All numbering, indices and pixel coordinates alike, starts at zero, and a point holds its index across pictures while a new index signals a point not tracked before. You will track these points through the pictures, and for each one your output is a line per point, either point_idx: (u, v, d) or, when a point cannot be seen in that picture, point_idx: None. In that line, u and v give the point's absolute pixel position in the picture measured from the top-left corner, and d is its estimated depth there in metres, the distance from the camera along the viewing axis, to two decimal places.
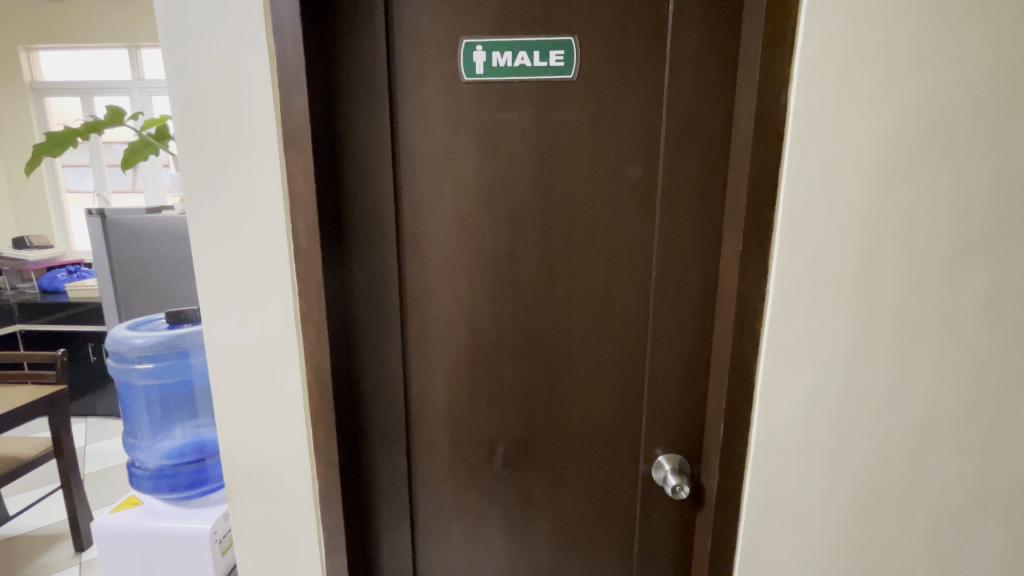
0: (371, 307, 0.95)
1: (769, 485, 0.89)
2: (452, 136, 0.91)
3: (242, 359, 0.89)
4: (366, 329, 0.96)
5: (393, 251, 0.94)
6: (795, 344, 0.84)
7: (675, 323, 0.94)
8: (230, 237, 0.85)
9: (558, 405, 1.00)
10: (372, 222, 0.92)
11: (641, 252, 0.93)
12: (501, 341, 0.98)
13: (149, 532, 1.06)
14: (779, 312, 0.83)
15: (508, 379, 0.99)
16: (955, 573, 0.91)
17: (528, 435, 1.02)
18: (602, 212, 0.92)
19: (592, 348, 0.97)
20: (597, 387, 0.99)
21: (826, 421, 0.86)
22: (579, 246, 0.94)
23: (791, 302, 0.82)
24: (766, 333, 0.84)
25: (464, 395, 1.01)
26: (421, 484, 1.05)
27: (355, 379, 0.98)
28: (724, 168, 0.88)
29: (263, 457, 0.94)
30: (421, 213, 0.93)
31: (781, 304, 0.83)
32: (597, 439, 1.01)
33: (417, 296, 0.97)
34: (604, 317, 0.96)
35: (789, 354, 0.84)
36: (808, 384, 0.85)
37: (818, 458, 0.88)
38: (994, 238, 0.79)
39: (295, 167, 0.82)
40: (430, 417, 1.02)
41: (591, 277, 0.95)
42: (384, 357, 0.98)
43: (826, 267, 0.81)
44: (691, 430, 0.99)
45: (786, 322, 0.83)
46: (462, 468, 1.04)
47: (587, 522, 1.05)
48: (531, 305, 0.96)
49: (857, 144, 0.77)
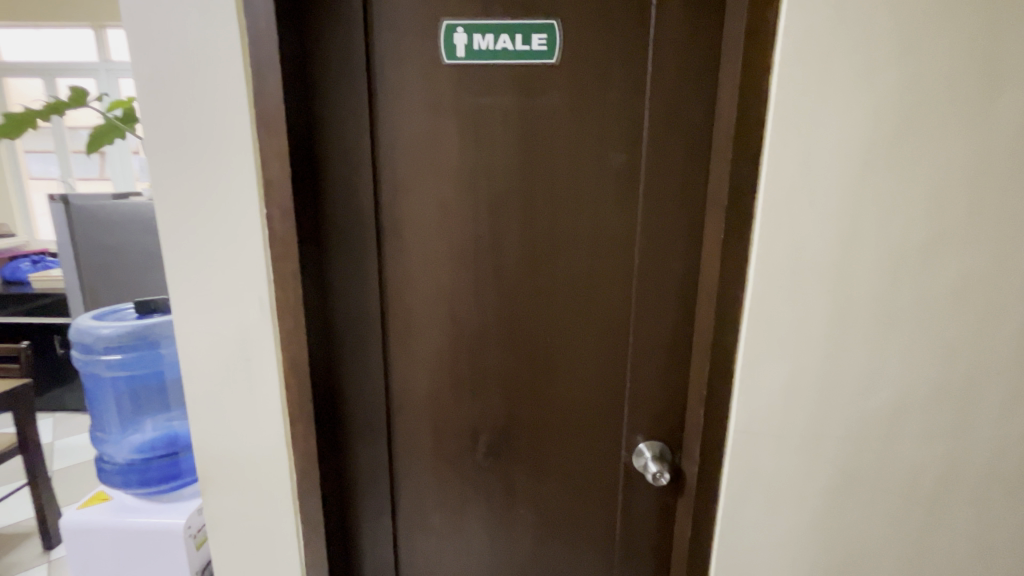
0: (350, 296, 0.93)
1: (746, 471, 0.91)
2: (432, 120, 0.89)
3: (215, 349, 0.86)
4: (344, 319, 0.94)
5: (373, 239, 0.91)
6: (774, 332, 0.85)
7: (657, 311, 0.94)
8: (200, 222, 0.82)
9: (542, 394, 1.00)
10: (349, 209, 0.90)
11: (624, 242, 0.93)
12: (484, 330, 0.97)
13: (120, 527, 1.02)
14: (759, 302, 0.84)
15: (491, 370, 0.99)
16: (922, 554, 0.94)
17: (512, 424, 1.01)
18: (586, 200, 0.92)
19: (575, 336, 0.97)
20: (581, 376, 0.99)
21: (804, 409, 0.88)
22: (564, 235, 0.93)
23: (771, 291, 0.83)
24: (746, 321, 0.85)
25: (446, 386, 0.99)
26: (402, 476, 1.04)
27: (333, 369, 0.96)
28: (706, 157, 0.88)
29: (238, 450, 0.91)
30: (402, 200, 0.91)
31: (761, 292, 0.83)
32: (580, 428, 1.02)
33: (396, 285, 0.95)
34: (589, 306, 0.96)
35: (768, 342, 0.85)
36: (785, 371, 0.86)
37: (795, 444, 0.89)
38: (966, 228, 0.81)
39: (269, 150, 0.79)
40: (411, 406, 1.00)
41: (575, 266, 0.94)
42: (363, 347, 0.96)
43: (805, 256, 0.82)
44: (672, 418, 0.99)
45: (766, 312, 0.84)
46: (444, 458, 1.03)
47: (569, 511, 1.06)
48: (514, 294, 0.95)
49: (836, 134, 0.78)
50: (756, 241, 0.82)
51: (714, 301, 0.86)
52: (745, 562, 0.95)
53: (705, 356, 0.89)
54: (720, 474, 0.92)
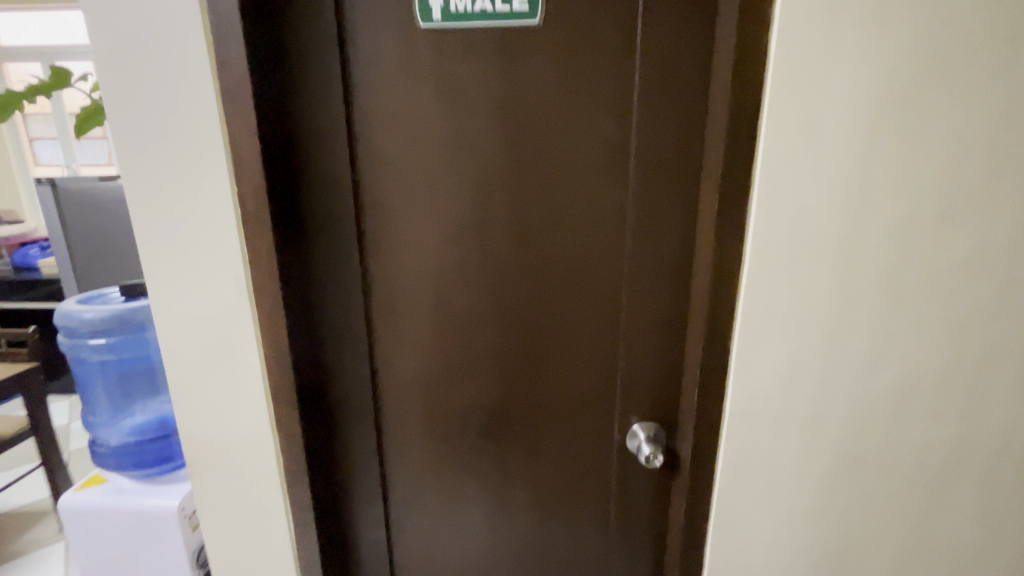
0: (331, 276, 0.90)
1: (743, 451, 0.87)
2: (410, 88, 0.84)
3: (194, 332, 0.85)
4: (326, 300, 0.91)
5: (352, 217, 0.88)
6: (772, 307, 0.80)
7: (651, 288, 0.90)
8: (171, 202, 0.79)
9: (533, 374, 0.97)
10: (326, 186, 0.86)
11: (616, 216, 0.88)
12: (472, 309, 0.94)
13: (117, 509, 1.03)
14: (756, 276, 0.79)
15: (481, 350, 0.96)
16: (927, 536, 0.91)
17: (503, 404, 0.99)
18: (577, 171, 0.87)
19: (566, 314, 0.94)
20: (573, 355, 0.96)
21: (804, 388, 0.84)
22: (552, 208, 0.88)
23: (769, 263, 0.78)
24: (742, 296, 0.81)
25: (434, 366, 0.97)
26: (393, 458, 1.03)
27: (318, 350, 0.94)
28: (702, 123, 0.82)
29: (223, 434, 0.90)
30: (381, 175, 0.87)
31: (758, 265, 0.79)
32: (572, 409, 0.99)
33: (380, 263, 0.92)
34: (580, 283, 0.92)
35: (765, 317, 0.81)
36: (785, 350, 0.82)
37: (794, 425, 0.86)
38: (980, 193, 0.75)
39: (236, 124, 0.76)
40: (399, 388, 0.98)
41: (565, 241, 0.90)
42: (347, 329, 0.93)
43: (806, 228, 0.77)
44: (667, 398, 0.96)
45: (764, 286, 0.79)
46: (434, 440, 1.01)
47: (564, 492, 1.04)
48: (502, 271, 0.92)
49: (842, 93, 0.71)
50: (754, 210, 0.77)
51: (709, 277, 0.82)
52: (741, 544, 0.92)
53: (700, 334, 0.85)
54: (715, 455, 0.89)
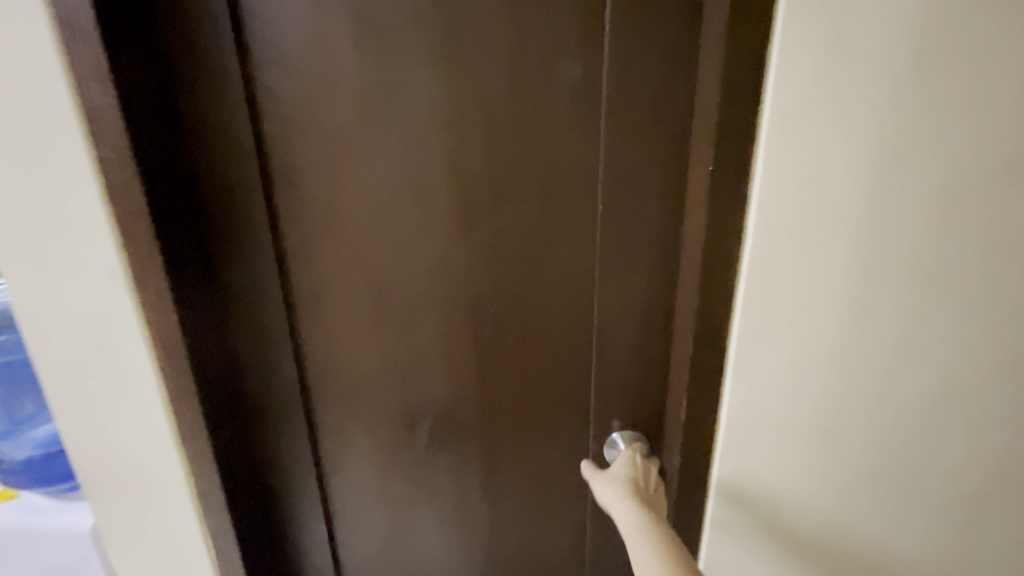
0: (239, 262, 0.74)
1: (746, 452, 0.76)
2: (319, 21, 0.66)
3: (65, 333, 0.69)
4: (236, 291, 0.76)
5: (257, 188, 0.71)
6: (781, 283, 0.68)
7: (629, 269, 0.75)
8: (11, 171, 0.62)
9: (491, 374, 0.82)
10: (223, 150, 0.69)
11: (590, 183, 0.73)
12: (415, 299, 0.78)
13: (19, 530, 0.90)
14: (761, 247, 0.67)
15: (445, 346, 0.80)
16: (936, 539, 0.82)
17: (458, 410, 0.84)
18: (544, 126, 0.70)
19: (529, 303, 0.78)
20: (538, 351, 0.80)
21: (811, 378, 0.72)
22: (506, 173, 0.72)
23: (776, 232, 0.66)
24: (744, 271, 0.68)
25: (390, 367, 0.81)
26: (336, 474, 0.88)
27: (239, 350, 0.79)
28: (690, 69, 0.67)
29: (118, 452, 0.75)
30: (289, 135, 0.70)
31: (762, 234, 0.67)
32: (539, 415, 0.84)
33: (307, 245, 0.75)
34: (553, 266, 0.76)
35: (773, 296, 0.69)
36: (790, 336, 0.70)
37: (799, 421, 0.74)
38: (1010, 152, 0.65)
39: (85, 68, 0.58)
40: (333, 392, 0.83)
41: (524, 215, 0.74)
42: (263, 324, 0.78)
43: (817, 190, 0.65)
44: (649, 398, 0.82)
45: (771, 258, 0.67)
46: (380, 452, 0.87)
47: (531, 507, 0.90)
48: (450, 252, 0.75)
49: (864, 28, 0.59)
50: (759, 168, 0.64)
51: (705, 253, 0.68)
52: (734, 554, 0.82)
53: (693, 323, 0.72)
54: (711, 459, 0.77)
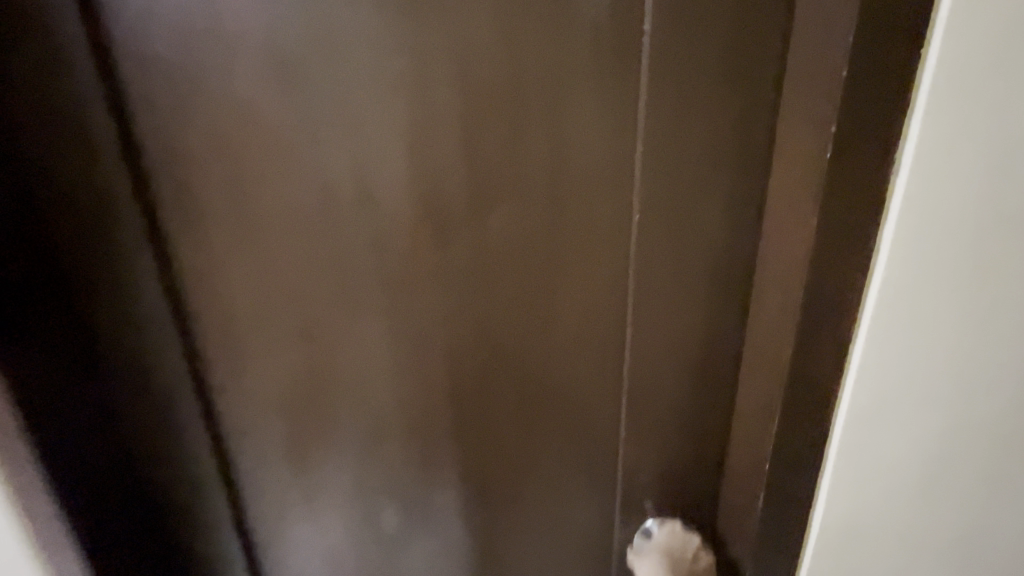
0: (109, 301, 0.52)
1: (856, 539, 0.55)
2: None
3: None
4: (112, 340, 0.53)
5: (124, 195, 0.48)
6: (924, 316, 0.48)
7: (675, 298, 0.55)
8: None
9: (488, 437, 0.61)
10: (62, 140, 0.46)
11: (628, 177, 0.51)
12: (387, 341, 0.56)
13: None
14: (899, 267, 0.46)
15: (448, 393, 0.59)
16: None
17: (445, 483, 0.63)
18: (563, 95, 0.48)
19: (542, 343, 0.57)
20: (553, 405, 0.60)
21: (945, 438, 0.53)
22: (504, 168, 0.50)
23: (923, 244, 0.45)
24: (871, 302, 0.47)
25: (373, 423, 0.60)
26: (291, 564, 0.67)
27: (131, 415, 0.57)
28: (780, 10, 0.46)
29: None
30: (168, 115, 0.47)
31: (904, 248, 0.46)
32: (552, 488, 0.63)
33: (219, 271, 0.52)
34: (575, 289, 0.55)
35: (910, 334, 0.48)
36: (925, 384, 0.50)
37: (923, 496, 0.55)
38: None
39: None
40: (269, 468, 0.61)
41: (531, 227, 0.52)
42: (157, 384, 0.55)
43: (986, 180, 0.44)
44: (700, 464, 0.62)
45: (914, 282, 0.46)
46: (341, 543, 0.65)
47: None
48: (431, 277, 0.54)
49: None
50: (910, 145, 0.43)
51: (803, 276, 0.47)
52: None
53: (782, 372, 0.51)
54: (804, 551, 0.56)
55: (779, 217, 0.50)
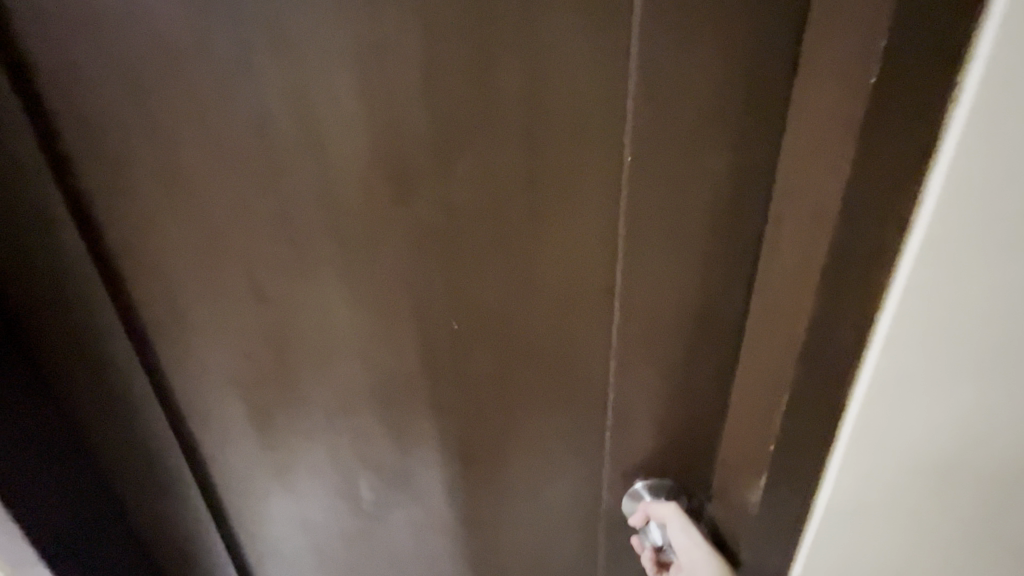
0: (39, 280, 0.48)
1: (864, 517, 0.51)
2: None
3: None
4: (48, 321, 0.50)
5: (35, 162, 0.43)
6: (973, 280, 0.38)
7: (667, 274, 0.48)
8: None
9: (466, 416, 0.58)
10: None
11: (613, 119, 0.43)
12: (344, 314, 0.51)
13: None
14: (947, 226, 0.36)
15: (419, 370, 0.55)
16: None
17: (425, 457, 0.61)
18: (533, 32, 0.40)
19: (519, 317, 0.52)
20: (532, 382, 0.56)
21: (983, 428, 0.45)
22: (467, 123, 0.43)
23: (984, 209, 0.36)
24: (902, 278, 0.39)
25: (342, 395, 0.56)
26: (269, 534, 0.66)
27: (80, 397, 0.54)
28: None
29: None
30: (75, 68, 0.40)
31: (958, 201, 0.36)
32: (535, 462, 0.61)
33: (156, 238, 0.47)
34: (552, 259, 0.49)
35: (955, 304, 0.39)
36: (967, 371, 0.42)
37: (948, 486, 0.48)
38: None
39: None
40: (234, 447, 0.59)
41: (501, 190, 0.46)
42: (106, 365, 0.52)
43: None
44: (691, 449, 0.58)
45: (965, 242, 0.37)
46: (319, 514, 0.64)
47: (534, 557, 0.69)
48: (387, 246, 0.48)
49: None
50: (979, 63, 0.32)
51: (821, 237, 0.39)
52: None
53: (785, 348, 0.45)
54: (807, 522, 0.53)
55: (785, 159, 0.42)
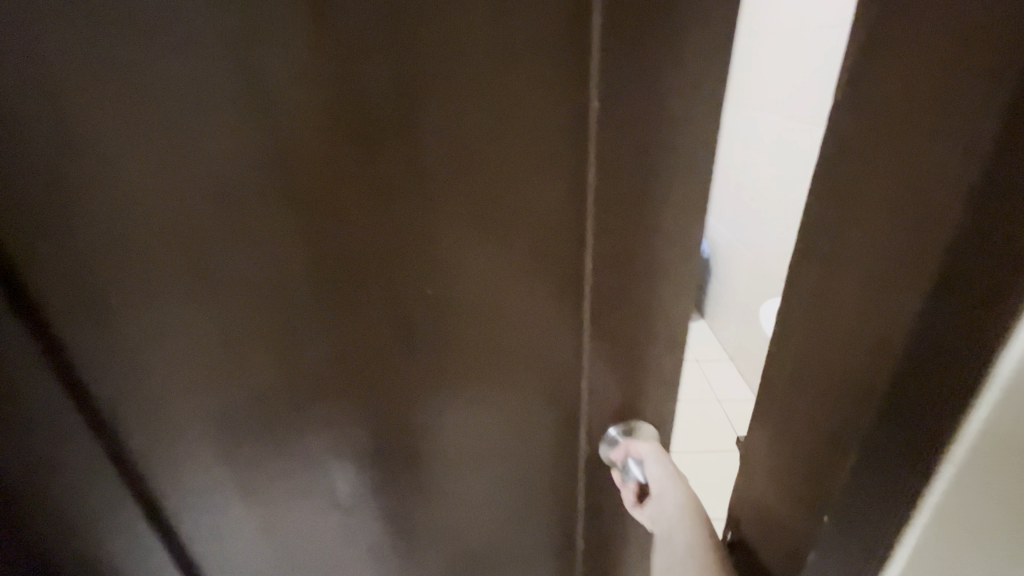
0: None
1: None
2: None
3: None
4: None
5: None
6: None
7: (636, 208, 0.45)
8: None
9: (416, 373, 0.54)
10: None
11: (620, 37, 0.38)
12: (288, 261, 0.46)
13: None
14: None
15: (368, 326, 0.51)
16: None
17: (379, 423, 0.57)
18: None
19: (472, 265, 0.49)
20: (487, 335, 0.52)
21: None
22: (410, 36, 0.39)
23: None
24: None
25: (285, 355, 0.51)
26: (209, 522, 0.60)
27: None
28: None
29: None
30: None
31: None
32: (493, 421, 0.58)
33: (52, 184, 0.41)
34: (503, 197, 0.46)
35: None
36: None
37: None
38: None
39: None
40: (156, 425, 0.52)
41: (447, 117, 0.42)
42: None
43: None
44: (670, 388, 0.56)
45: None
46: (262, 491, 0.60)
47: (506, 521, 0.67)
48: (327, 181, 0.44)
49: None
50: None
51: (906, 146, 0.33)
52: None
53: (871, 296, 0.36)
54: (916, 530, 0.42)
55: (857, 69, 0.34)
